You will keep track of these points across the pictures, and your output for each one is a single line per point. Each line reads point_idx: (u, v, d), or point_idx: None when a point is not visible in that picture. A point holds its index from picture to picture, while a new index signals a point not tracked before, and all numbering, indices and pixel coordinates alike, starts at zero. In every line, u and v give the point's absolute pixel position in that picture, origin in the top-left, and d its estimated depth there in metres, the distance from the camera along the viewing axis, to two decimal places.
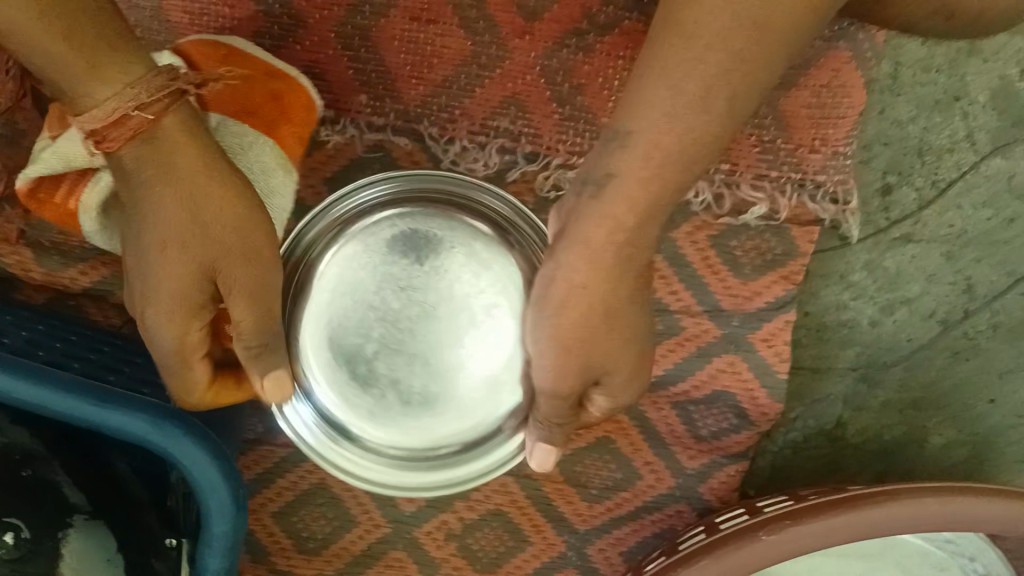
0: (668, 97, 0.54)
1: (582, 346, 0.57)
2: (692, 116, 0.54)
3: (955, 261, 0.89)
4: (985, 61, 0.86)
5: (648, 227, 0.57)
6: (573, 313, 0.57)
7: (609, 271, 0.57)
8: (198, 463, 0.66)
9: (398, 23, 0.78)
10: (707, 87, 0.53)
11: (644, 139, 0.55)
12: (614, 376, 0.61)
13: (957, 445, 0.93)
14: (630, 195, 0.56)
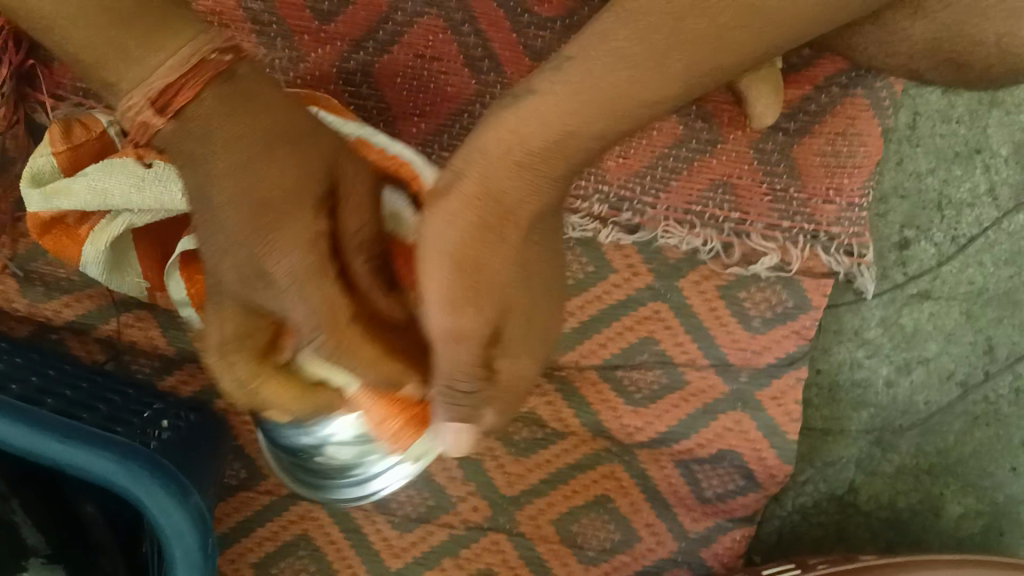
0: (623, 25, 0.49)
1: (473, 278, 0.51)
2: (649, 62, 0.49)
3: (975, 320, 0.85)
4: (1007, 113, 0.83)
5: (553, 159, 0.52)
6: (479, 247, 0.51)
7: (507, 193, 0.52)
8: (162, 506, 0.62)
9: (401, 59, 0.75)
10: (670, 41, 0.48)
11: (591, 71, 0.50)
12: (512, 332, 0.54)
13: (973, 516, 0.88)
14: (545, 113, 0.51)
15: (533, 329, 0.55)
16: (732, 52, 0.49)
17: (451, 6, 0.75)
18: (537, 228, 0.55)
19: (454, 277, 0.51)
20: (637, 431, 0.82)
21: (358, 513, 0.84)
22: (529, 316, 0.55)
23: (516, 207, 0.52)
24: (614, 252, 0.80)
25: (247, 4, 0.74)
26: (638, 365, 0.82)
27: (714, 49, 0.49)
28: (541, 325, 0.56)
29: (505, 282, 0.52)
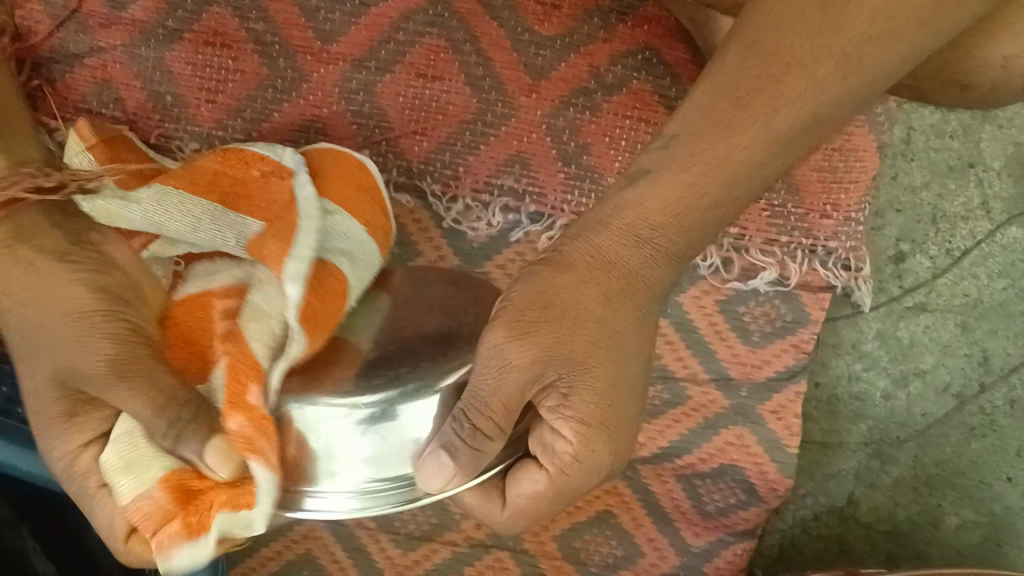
0: (738, 106, 0.48)
1: (558, 322, 0.46)
2: (759, 122, 0.48)
3: (971, 332, 0.86)
4: (999, 128, 0.84)
5: (669, 230, 0.49)
6: (565, 293, 0.47)
7: (621, 259, 0.48)
8: None
9: (402, 79, 0.76)
10: (771, 105, 0.48)
11: (703, 140, 0.48)
12: (583, 392, 0.46)
13: (972, 527, 0.88)
14: (664, 189, 0.49)
15: (614, 412, 0.47)
16: (829, 110, 0.48)
17: (453, 26, 0.75)
18: (652, 307, 0.49)
19: (535, 307, 0.47)
20: (639, 446, 0.83)
21: (361, 533, 0.84)
22: (613, 390, 0.47)
23: (627, 270, 0.48)
24: None
25: (250, 24, 0.75)
26: None
27: (810, 110, 0.48)
28: (625, 411, 0.47)
29: (589, 333, 0.47)
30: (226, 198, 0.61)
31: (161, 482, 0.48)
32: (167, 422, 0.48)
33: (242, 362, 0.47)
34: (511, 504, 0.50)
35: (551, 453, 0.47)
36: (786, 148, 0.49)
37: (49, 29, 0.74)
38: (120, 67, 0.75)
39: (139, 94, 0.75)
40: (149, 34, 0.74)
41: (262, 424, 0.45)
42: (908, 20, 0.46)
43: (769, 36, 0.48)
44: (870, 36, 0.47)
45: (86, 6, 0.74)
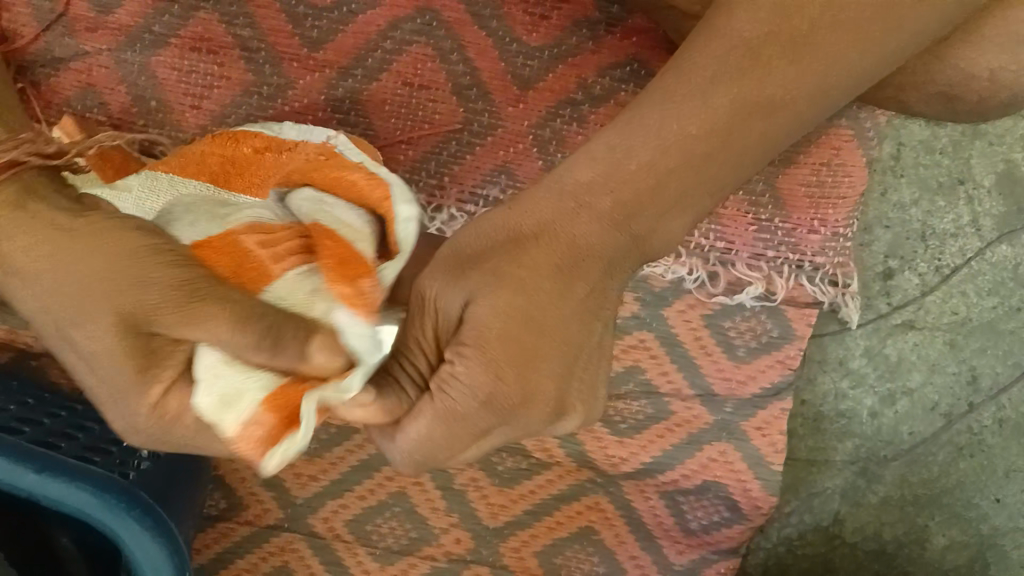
0: (686, 78, 0.46)
1: (478, 262, 0.45)
2: (704, 99, 0.46)
3: (959, 350, 0.85)
4: (990, 144, 0.83)
5: (606, 198, 0.46)
6: (483, 242, 0.46)
7: (546, 221, 0.46)
8: (143, 544, 0.61)
9: (388, 87, 0.75)
10: (715, 72, 0.46)
11: (649, 112, 0.47)
12: (487, 319, 0.43)
13: (958, 548, 0.88)
14: (595, 154, 0.47)
15: (528, 354, 0.44)
16: (780, 97, 0.46)
17: (440, 34, 0.75)
18: (585, 283, 0.46)
19: (454, 263, 0.46)
20: (622, 462, 0.82)
21: (339, 545, 0.83)
22: (525, 329, 0.44)
23: (564, 230, 0.46)
24: None
25: (236, 30, 0.74)
26: (623, 395, 0.81)
27: (760, 96, 0.46)
28: (541, 355, 0.44)
29: (509, 274, 0.45)
30: (216, 177, 0.60)
31: (268, 395, 0.42)
32: (274, 342, 0.42)
33: (353, 259, 0.47)
34: (406, 432, 0.45)
35: (448, 385, 0.43)
36: (737, 116, 0.46)
37: (34, 32, 0.73)
38: (105, 72, 0.74)
39: (122, 98, 0.74)
40: (135, 39, 0.74)
41: (362, 289, 0.46)
42: (855, 20, 0.45)
43: (723, 24, 0.46)
44: (821, 30, 0.45)
45: (72, 9, 0.73)
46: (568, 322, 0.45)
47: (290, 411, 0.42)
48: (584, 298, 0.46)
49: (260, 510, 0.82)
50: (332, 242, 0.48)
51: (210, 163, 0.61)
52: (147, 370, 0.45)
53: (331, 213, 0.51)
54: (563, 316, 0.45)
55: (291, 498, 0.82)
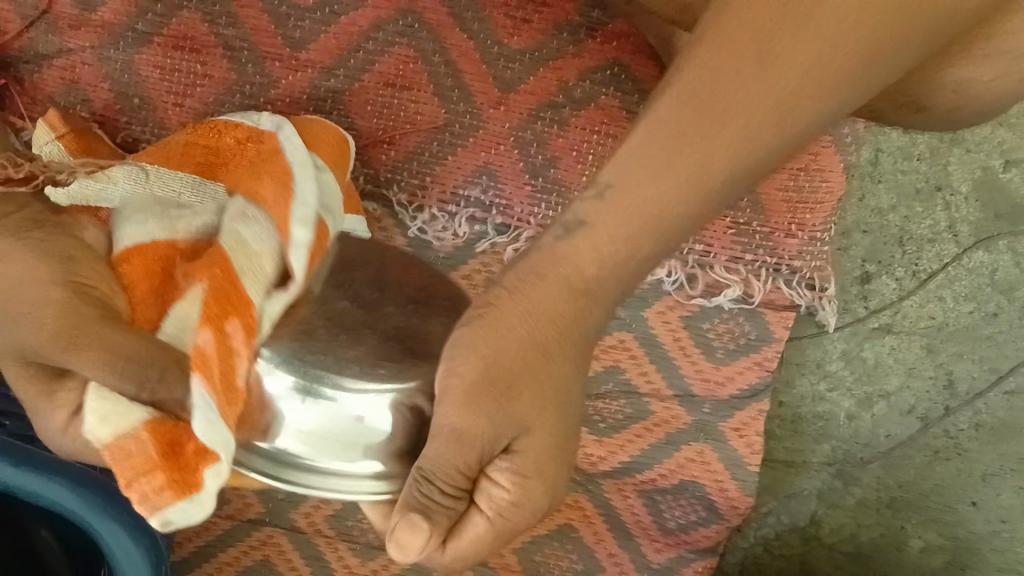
0: (667, 163, 0.42)
1: (500, 374, 0.44)
2: (690, 172, 0.42)
3: (936, 355, 0.86)
4: (968, 152, 0.84)
5: (602, 287, 0.45)
6: (499, 347, 0.44)
7: (543, 317, 0.45)
8: (118, 539, 0.62)
9: (371, 88, 0.76)
10: (699, 159, 0.41)
11: (635, 188, 0.42)
12: (537, 443, 0.46)
13: (935, 550, 0.89)
14: (596, 246, 0.44)
15: (548, 463, 0.46)
16: (772, 159, 0.42)
17: (422, 36, 0.75)
18: (570, 363, 0.47)
19: (473, 372, 0.44)
20: (600, 460, 0.83)
21: (320, 540, 0.84)
22: (549, 443, 0.46)
23: (559, 318, 0.45)
24: None
25: (219, 29, 0.74)
26: (603, 395, 0.82)
27: (753, 162, 0.42)
28: (556, 470, 0.47)
29: (528, 391, 0.45)
30: (199, 165, 0.65)
31: (147, 425, 0.46)
32: (136, 385, 0.45)
33: (231, 296, 0.44)
34: (452, 549, 0.45)
35: (491, 500, 0.46)
36: (721, 207, 0.44)
37: (17, 28, 0.74)
38: (88, 69, 0.75)
39: (106, 95, 0.75)
40: (118, 37, 0.74)
41: (229, 352, 0.42)
42: (846, 69, 0.40)
43: (708, 80, 0.41)
44: (808, 92, 0.40)
45: (55, 8, 0.74)
46: (565, 417, 0.47)
47: (191, 460, 0.45)
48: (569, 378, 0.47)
49: (241, 504, 0.83)
50: (218, 267, 0.46)
51: (194, 153, 0.66)
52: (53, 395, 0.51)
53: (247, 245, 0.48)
54: (562, 416, 0.47)
55: (272, 493, 0.83)
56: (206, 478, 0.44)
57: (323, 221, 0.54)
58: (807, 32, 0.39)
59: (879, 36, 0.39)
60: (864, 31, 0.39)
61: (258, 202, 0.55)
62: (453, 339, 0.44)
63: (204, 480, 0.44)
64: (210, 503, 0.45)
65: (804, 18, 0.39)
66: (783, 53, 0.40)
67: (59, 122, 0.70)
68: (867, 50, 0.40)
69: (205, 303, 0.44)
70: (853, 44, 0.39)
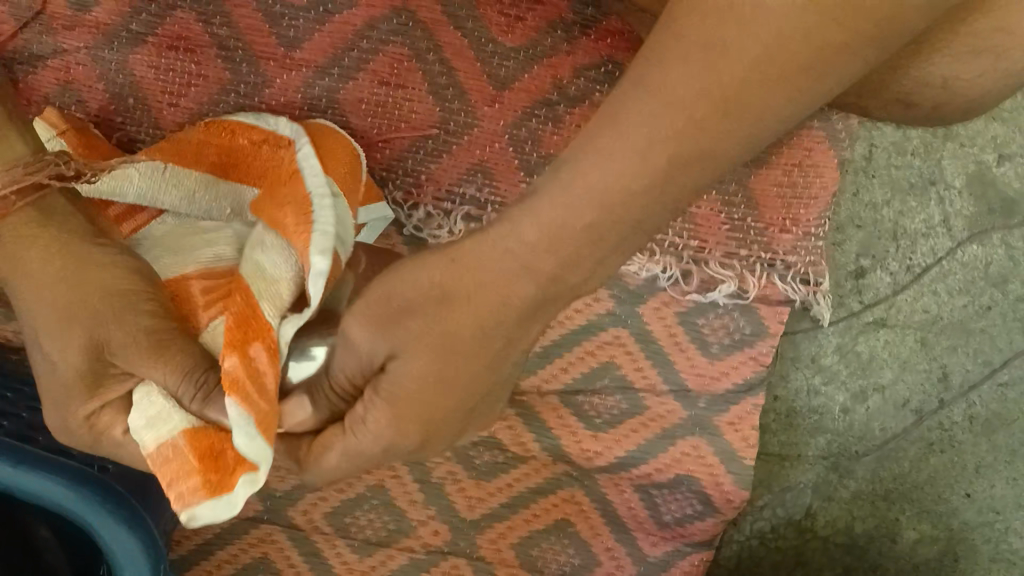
0: (617, 140, 0.43)
1: (430, 313, 0.48)
2: (640, 155, 0.43)
3: (930, 348, 0.87)
4: (961, 146, 0.85)
5: (549, 260, 0.46)
6: (414, 289, 0.48)
7: (485, 279, 0.47)
8: (119, 538, 0.62)
9: (365, 86, 0.76)
10: (651, 138, 0.42)
11: (583, 168, 0.44)
12: (408, 375, 0.49)
13: (929, 542, 0.89)
14: (540, 215, 0.45)
15: (430, 403, 0.49)
16: (720, 146, 0.43)
17: (417, 35, 0.75)
18: (507, 324, 0.48)
19: (387, 317, 0.49)
20: (596, 456, 0.83)
21: (319, 537, 0.84)
22: (436, 383, 0.49)
23: (488, 284, 0.47)
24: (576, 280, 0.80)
25: (213, 29, 0.75)
26: (598, 390, 0.83)
27: (696, 148, 0.43)
28: (454, 400, 0.50)
29: (434, 326, 0.48)
30: (214, 167, 0.69)
31: (186, 433, 0.53)
32: (195, 389, 0.54)
33: (251, 323, 0.55)
34: (317, 457, 0.53)
35: (356, 421, 0.51)
36: (675, 180, 0.44)
37: (13, 29, 0.74)
38: (83, 69, 0.75)
39: (101, 96, 0.75)
40: (112, 37, 0.74)
41: (254, 373, 0.52)
42: (788, 67, 0.40)
43: (654, 72, 0.42)
44: (752, 81, 0.41)
45: (50, 8, 0.74)
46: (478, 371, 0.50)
47: (231, 465, 0.52)
48: (504, 337, 0.48)
49: (241, 502, 0.84)
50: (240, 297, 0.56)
51: (208, 155, 0.69)
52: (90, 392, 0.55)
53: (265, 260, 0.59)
54: (468, 364, 0.49)
55: (270, 490, 0.84)
56: (239, 484, 0.51)
57: (320, 260, 0.56)
58: (752, 23, 0.40)
59: (822, 28, 0.39)
60: (809, 24, 0.39)
61: (279, 229, 0.60)
62: (391, 291, 0.49)
63: (236, 486, 0.51)
64: (236, 505, 0.51)
65: (745, 7, 0.40)
66: (726, 45, 0.40)
67: (58, 119, 0.71)
68: (814, 37, 0.39)
69: (228, 328, 0.54)
70: (797, 40, 0.40)
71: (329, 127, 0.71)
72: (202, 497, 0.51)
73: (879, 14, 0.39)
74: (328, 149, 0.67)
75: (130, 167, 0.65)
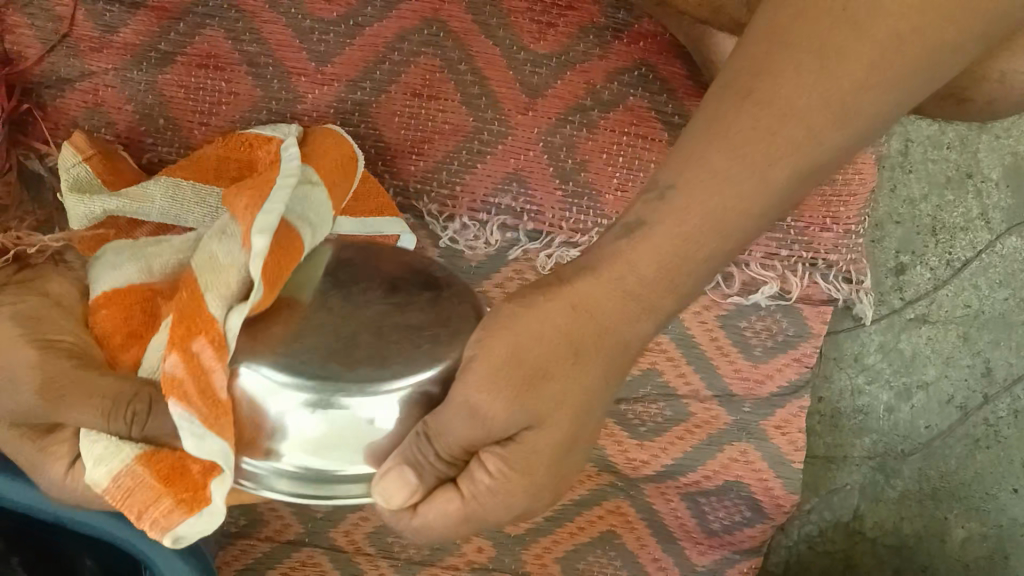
0: (736, 162, 0.40)
1: (530, 367, 0.43)
2: (751, 170, 0.40)
3: (972, 343, 0.86)
4: (996, 139, 0.83)
5: (665, 292, 0.43)
6: (533, 340, 0.43)
7: (603, 316, 0.43)
8: (171, 562, 0.61)
9: (398, 99, 0.75)
10: (768, 153, 0.39)
11: (697, 193, 0.40)
12: (536, 441, 0.45)
13: (978, 539, 0.88)
14: (656, 243, 0.42)
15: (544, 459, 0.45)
16: (834, 157, 0.40)
17: (448, 45, 0.74)
18: (617, 358, 0.45)
19: (505, 361, 0.43)
20: (643, 465, 0.82)
21: (361, 558, 0.83)
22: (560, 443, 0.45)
23: (592, 316, 0.43)
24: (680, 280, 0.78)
25: (243, 46, 0.73)
26: (641, 398, 0.81)
27: (812, 161, 0.40)
28: (558, 459, 0.46)
29: (557, 377, 0.43)
30: (235, 181, 0.68)
31: (140, 459, 0.48)
32: (127, 422, 0.48)
33: (199, 316, 0.45)
34: (422, 516, 0.46)
35: (473, 482, 0.45)
36: (790, 194, 0.41)
37: (38, 53, 0.73)
38: (112, 91, 0.74)
39: (130, 117, 0.74)
40: (141, 58, 0.73)
41: (197, 372, 0.44)
42: (913, 66, 0.37)
43: (766, 83, 0.39)
44: (874, 82, 0.38)
45: (76, 30, 0.73)
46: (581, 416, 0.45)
47: (198, 479, 0.47)
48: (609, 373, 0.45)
49: (281, 525, 0.82)
50: (189, 290, 0.47)
51: (229, 169, 0.68)
52: (57, 433, 0.50)
53: (219, 246, 0.48)
54: (585, 408, 0.45)
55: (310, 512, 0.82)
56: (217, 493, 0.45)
57: (260, 240, 0.45)
58: (865, 21, 0.37)
59: (938, 25, 0.36)
60: (924, 22, 0.36)
61: (235, 213, 0.49)
62: (508, 332, 0.43)
63: (212, 495, 0.46)
64: (218, 516, 0.47)
65: (857, 10, 0.37)
66: (842, 47, 0.37)
67: (85, 143, 0.69)
68: (929, 30, 0.36)
69: (173, 325, 0.46)
70: (916, 36, 0.37)
71: (332, 129, 0.70)
72: (182, 518, 0.47)
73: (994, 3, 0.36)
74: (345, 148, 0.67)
75: (149, 186, 0.66)
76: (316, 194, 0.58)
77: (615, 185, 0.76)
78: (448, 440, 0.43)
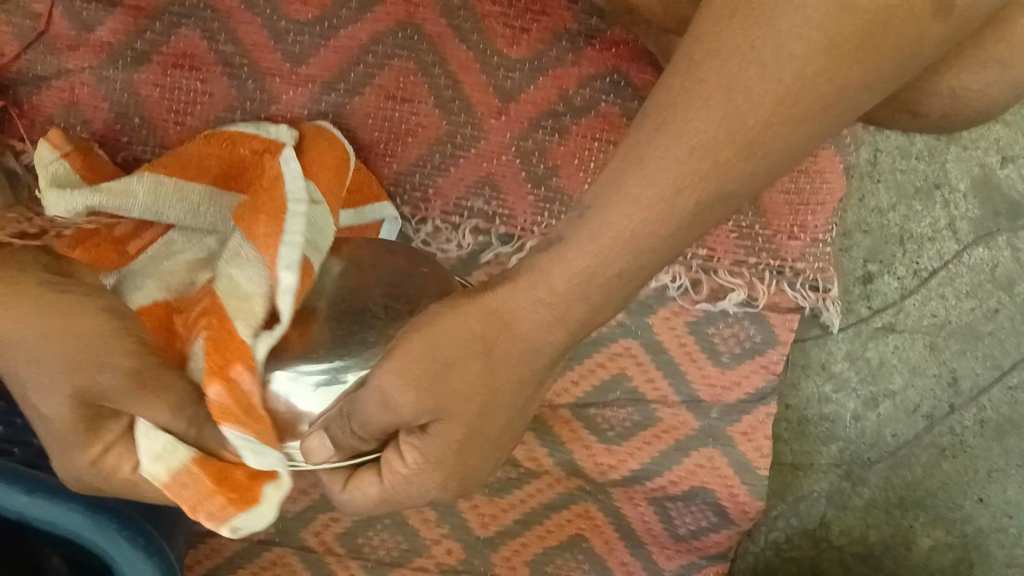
0: (649, 186, 0.45)
1: (440, 359, 0.48)
2: (665, 197, 0.45)
3: (939, 352, 0.87)
4: (964, 149, 0.85)
5: (576, 308, 0.48)
6: (448, 335, 0.49)
7: (521, 325, 0.49)
8: (131, 560, 0.61)
9: (371, 101, 0.75)
10: (683, 176, 0.45)
11: (615, 215, 0.46)
12: (444, 431, 0.50)
13: (944, 548, 0.89)
14: (571, 261, 0.47)
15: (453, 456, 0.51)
16: (742, 183, 0.46)
17: (423, 49, 0.75)
18: (531, 364, 0.51)
19: (424, 359, 0.48)
20: (610, 469, 0.82)
21: (329, 559, 0.83)
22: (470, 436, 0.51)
23: (506, 324, 0.49)
24: (657, 293, 0.79)
25: (219, 46, 0.74)
26: (610, 403, 0.82)
27: (715, 191, 0.45)
28: (471, 452, 0.52)
29: (463, 374, 0.49)
30: (217, 178, 0.68)
31: (195, 461, 0.50)
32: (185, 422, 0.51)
33: (228, 345, 0.48)
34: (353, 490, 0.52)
35: (392, 468, 0.51)
36: (699, 214, 0.46)
37: (16, 50, 0.73)
38: (87, 89, 0.74)
39: (106, 115, 0.74)
40: (117, 56, 0.74)
41: (244, 398, 0.47)
42: (805, 110, 0.44)
43: (676, 121, 0.44)
44: (769, 126, 0.44)
45: (53, 28, 0.73)
46: (502, 407, 0.51)
47: (246, 480, 0.50)
48: (515, 378, 0.50)
49: None
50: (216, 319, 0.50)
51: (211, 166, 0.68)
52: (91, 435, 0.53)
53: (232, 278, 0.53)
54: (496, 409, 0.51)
55: (279, 512, 0.82)
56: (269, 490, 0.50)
57: (287, 276, 0.51)
58: (769, 62, 0.43)
59: (839, 69, 0.43)
60: (817, 68, 0.43)
61: (253, 242, 0.55)
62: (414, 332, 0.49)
63: (264, 492, 0.50)
64: (270, 512, 0.51)
65: (762, 50, 0.43)
66: (748, 88, 0.43)
67: (61, 139, 0.68)
68: (818, 83, 0.43)
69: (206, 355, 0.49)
70: (812, 83, 0.43)
71: (331, 133, 0.72)
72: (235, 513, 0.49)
73: (886, 43, 0.42)
74: (318, 152, 0.68)
75: (133, 183, 0.66)
76: (319, 216, 0.60)
77: (586, 191, 0.76)
78: (369, 424, 0.48)
